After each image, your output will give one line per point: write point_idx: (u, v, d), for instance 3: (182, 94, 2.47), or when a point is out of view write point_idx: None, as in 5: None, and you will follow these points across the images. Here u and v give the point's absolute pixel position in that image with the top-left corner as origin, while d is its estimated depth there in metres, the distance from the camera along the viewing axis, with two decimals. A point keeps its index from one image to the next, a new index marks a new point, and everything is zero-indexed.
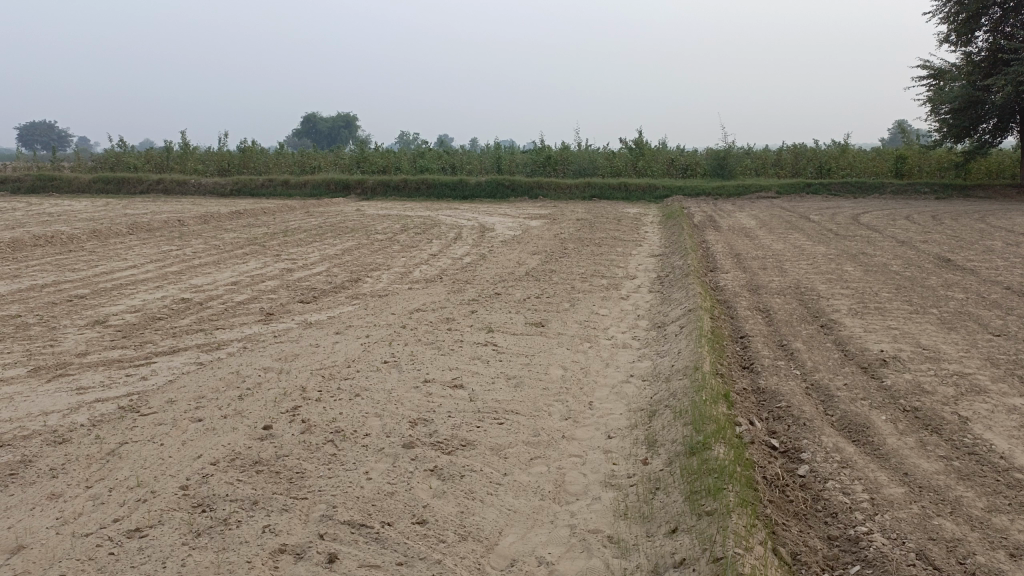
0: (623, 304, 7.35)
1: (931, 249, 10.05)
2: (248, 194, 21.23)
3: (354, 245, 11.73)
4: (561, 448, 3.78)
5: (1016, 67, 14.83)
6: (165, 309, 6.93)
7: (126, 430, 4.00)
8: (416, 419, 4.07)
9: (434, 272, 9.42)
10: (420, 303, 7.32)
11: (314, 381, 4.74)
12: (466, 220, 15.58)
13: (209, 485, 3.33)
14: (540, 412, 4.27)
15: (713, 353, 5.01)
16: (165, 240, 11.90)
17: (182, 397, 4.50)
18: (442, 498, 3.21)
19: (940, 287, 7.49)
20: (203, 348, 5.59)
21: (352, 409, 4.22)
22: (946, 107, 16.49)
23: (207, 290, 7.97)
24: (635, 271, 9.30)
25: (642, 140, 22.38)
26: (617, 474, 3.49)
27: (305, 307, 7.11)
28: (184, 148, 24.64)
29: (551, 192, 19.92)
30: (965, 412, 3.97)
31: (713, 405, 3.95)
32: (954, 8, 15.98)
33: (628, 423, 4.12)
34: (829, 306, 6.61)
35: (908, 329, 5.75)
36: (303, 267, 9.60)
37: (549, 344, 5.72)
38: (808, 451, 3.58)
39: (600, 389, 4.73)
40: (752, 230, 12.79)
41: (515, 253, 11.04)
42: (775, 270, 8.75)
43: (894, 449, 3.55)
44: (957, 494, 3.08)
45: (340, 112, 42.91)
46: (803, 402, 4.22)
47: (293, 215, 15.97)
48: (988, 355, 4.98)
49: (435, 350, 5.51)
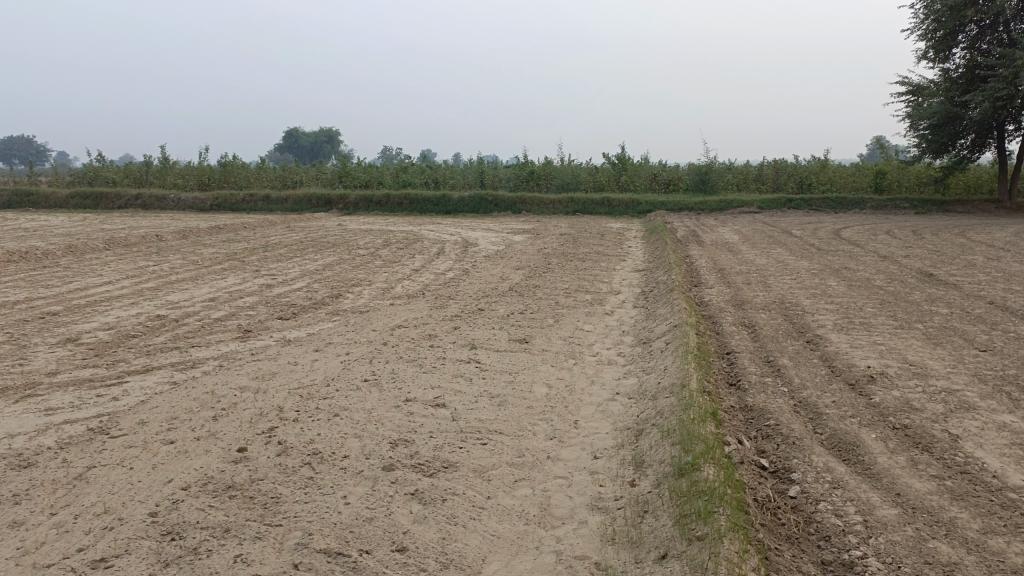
0: (608, 320, 7.27)
1: (913, 264, 10.08)
2: (228, 209, 21.03)
3: (335, 260, 11.60)
4: (546, 470, 3.67)
5: (993, 83, 15.03)
6: (139, 327, 6.77)
7: (94, 453, 3.85)
8: (396, 440, 3.95)
9: (417, 287, 9.32)
10: (402, 320, 7.20)
11: (292, 401, 4.61)
12: (449, 235, 15.49)
13: (179, 512, 3.19)
14: (525, 432, 4.16)
15: (699, 370, 4.93)
16: (142, 256, 11.70)
17: (154, 418, 4.35)
18: (423, 523, 3.09)
19: (924, 301, 7.48)
20: (178, 367, 5.44)
21: (331, 430, 4.10)
22: (925, 123, 16.64)
23: (183, 306, 7.81)
24: (619, 286, 9.24)
25: (624, 156, 22.46)
26: (604, 496, 3.39)
27: (284, 324, 6.97)
28: (164, 163, 24.40)
29: (533, 208, 19.88)
30: (956, 429, 3.91)
31: (701, 424, 3.86)
32: (931, 26, 16.11)
33: (615, 443, 4.03)
34: (814, 321, 6.58)
35: (894, 345, 5.72)
36: (282, 283, 9.45)
37: (533, 361, 5.63)
38: (798, 471, 3.50)
39: (585, 407, 4.63)
40: (734, 245, 12.79)
41: (498, 268, 10.95)
42: (759, 285, 8.73)
43: (886, 468, 3.48)
44: (951, 515, 3.01)
45: (322, 127, 42.79)
46: (791, 420, 4.15)
47: (273, 230, 15.82)
48: (975, 371, 4.95)
49: (417, 367, 5.39)
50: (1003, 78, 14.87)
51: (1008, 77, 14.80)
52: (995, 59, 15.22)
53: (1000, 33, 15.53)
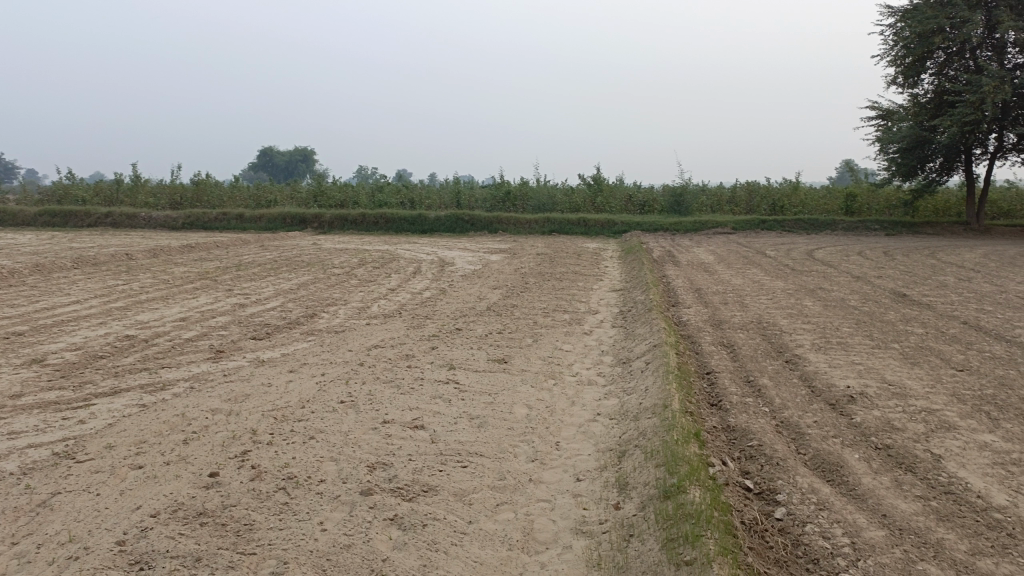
0: (587, 340, 7.23)
1: (886, 285, 10.20)
2: (200, 228, 20.79)
3: (310, 279, 11.45)
4: (528, 493, 3.60)
5: (961, 108, 15.33)
6: (108, 347, 6.59)
7: (59, 479, 3.71)
8: (374, 463, 3.85)
9: (393, 306, 9.22)
10: (379, 340, 7.10)
11: (266, 423, 4.48)
12: (425, 254, 15.42)
13: (148, 540, 3.06)
14: (505, 454, 4.08)
15: (681, 390, 4.89)
16: (112, 275, 11.47)
17: (123, 442, 4.20)
18: (402, 550, 3.00)
19: (899, 321, 7.54)
20: (148, 389, 5.28)
21: (307, 453, 3.99)
22: (895, 146, 16.94)
23: (153, 326, 7.64)
24: (597, 306, 9.22)
25: (600, 177, 22.60)
26: (588, 520, 3.32)
27: (258, 344, 6.83)
28: (135, 181, 24.08)
29: (510, 227, 19.89)
30: (938, 449, 3.90)
31: (684, 445, 3.81)
32: (900, 52, 16.41)
33: (597, 464, 3.96)
34: (792, 341, 6.59)
35: (872, 364, 5.73)
36: (256, 302, 9.30)
37: (512, 382, 5.55)
38: (783, 492, 3.46)
39: (566, 429, 4.56)
40: (710, 265, 12.84)
41: (476, 288, 10.90)
42: (736, 305, 8.76)
43: (870, 489, 3.45)
44: (938, 536, 2.98)
45: (296, 147, 42.56)
46: (774, 441, 4.11)
47: (247, 249, 15.64)
48: (954, 391, 4.96)
49: (394, 389, 5.30)
50: (971, 103, 15.18)
51: (975, 102, 15.11)
52: (962, 85, 15.55)
53: (966, 59, 15.88)
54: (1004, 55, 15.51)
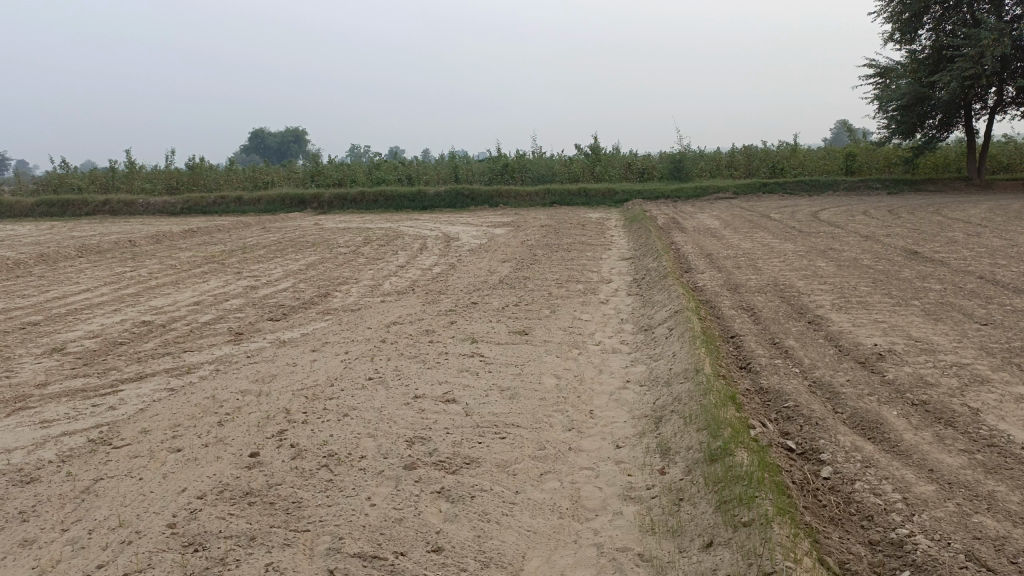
0: (604, 309, 7.21)
1: (896, 243, 10.16)
2: (199, 212, 20.68)
3: (318, 259, 11.39)
4: (570, 461, 3.59)
5: (960, 62, 15.18)
6: (126, 334, 6.57)
7: (100, 465, 3.70)
8: (412, 438, 3.84)
9: (405, 283, 9.19)
10: (396, 316, 7.08)
11: (298, 403, 4.47)
12: (429, 230, 15.37)
13: (199, 522, 3.06)
14: (542, 424, 4.08)
15: (710, 354, 4.88)
16: (118, 262, 11.40)
17: (157, 426, 4.20)
18: (455, 522, 3.00)
19: (915, 279, 7.52)
20: (173, 373, 5.27)
21: (343, 430, 3.98)
22: (894, 104, 16.82)
23: (168, 311, 7.60)
24: (609, 275, 9.19)
25: (597, 146, 22.48)
26: (635, 486, 3.32)
27: (276, 326, 6.80)
28: (130, 168, 23.93)
29: (511, 201, 19.79)
30: (975, 403, 3.89)
31: (724, 408, 3.81)
32: (897, 8, 16.22)
33: (636, 431, 3.97)
34: (812, 302, 6.57)
35: (896, 322, 5.72)
36: (266, 284, 9.25)
37: (537, 353, 5.54)
38: (828, 451, 3.46)
39: (598, 397, 4.56)
40: (717, 230, 12.79)
41: (485, 261, 10.85)
42: (750, 268, 8.72)
43: (913, 445, 3.45)
44: (989, 488, 2.98)
45: (288, 127, 42.25)
46: (811, 400, 4.11)
47: (249, 232, 15.56)
48: (981, 345, 4.95)
49: (420, 364, 5.29)
50: (971, 57, 15.03)
51: (975, 56, 14.95)
52: (961, 39, 15.39)
53: (964, 12, 15.70)
54: (1002, 7, 15.34)
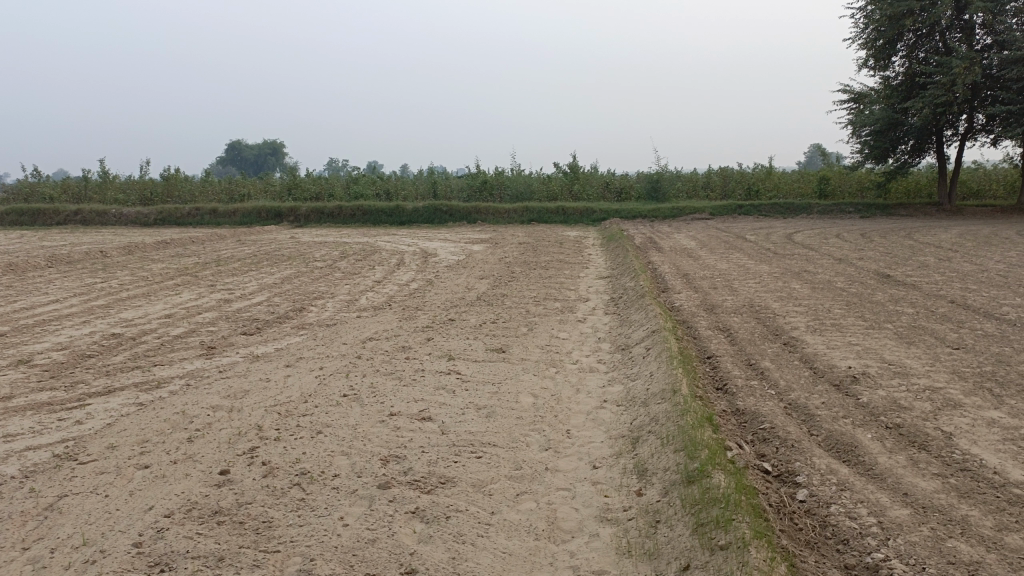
0: (582, 327, 7.20)
1: (869, 266, 10.30)
2: (174, 223, 20.43)
3: (293, 273, 11.29)
4: (546, 481, 3.56)
5: (932, 90, 15.48)
6: (95, 346, 6.43)
7: (64, 482, 3.60)
8: (387, 457, 3.79)
9: (382, 298, 9.13)
10: (372, 332, 7.01)
11: (270, 419, 4.39)
12: (406, 245, 15.30)
13: (166, 541, 2.98)
14: (518, 443, 4.04)
15: (687, 375, 4.88)
16: (89, 273, 11.21)
17: (125, 442, 4.10)
18: (429, 543, 2.95)
19: (888, 302, 7.61)
20: (143, 388, 5.16)
21: (316, 448, 3.91)
22: (868, 130, 17.10)
23: (139, 324, 7.47)
24: (587, 293, 9.20)
25: (576, 165, 22.59)
26: (612, 508, 3.30)
27: (250, 340, 6.70)
28: (104, 177, 23.62)
29: (489, 217, 19.80)
30: (948, 427, 3.93)
31: (701, 430, 3.80)
32: (871, 35, 16.52)
33: (612, 452, 3.94)
34: (787, 324, 6.62)
35: (869, 345, 5.77)
36: (241, 297, 9.14)
37: (514, 371, 5.50)
38: (803, 474, 3.46)
39: (575, 416, 4.54)
40: (694, 251, 12.85)
41: (462, 278, 10.82)
42: (726, 289, 8.78)
43: (888, 468, 3.46)
44: (963, 513, 3.00)
45: (266, 140, 42.02)
46: (786, 422, 4.12)
47: (224, 244, 15.39)
48: (953, 369, 5.01)
49: (396, 381, 5.23)
50: (942, 85, 15.33)
51: (946, 84, 15.26)
52: (933, 67, 15.71)
53: (936, 41, 16.04)
54: (973, 37, 15.69)
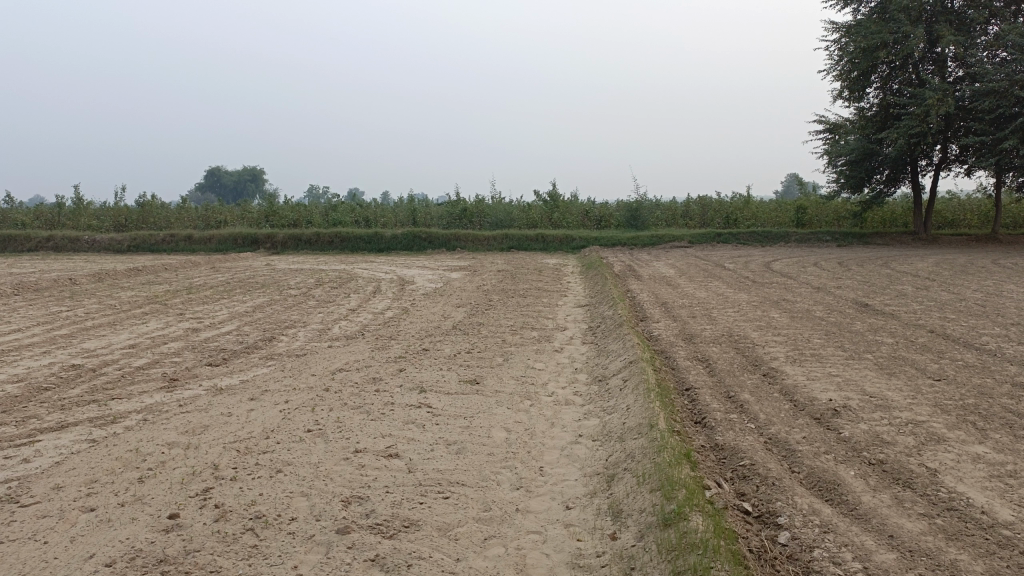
0: (559, 357, 7.04)
1: (848, 295, 10.25)
2: (148, 250, 20.10)
3: (266, 301, 11.06)
4: (516, 524, 3.38)
5: (907, 121, 15.61)
6: (53, 378, 6.17)
7: (2, 527, 3.37)
8: (349, 498, 3.59)
9: (355, 327, 8.94)
10: (343, 363, 6.81)
11: (227, 457, 4.17)
12: (384, 273, 15.11)
13: None
14: (488, 482, 3.86)
15: (664, 409, 4.73)
16: (55, 301, 10.92)
17: (72, 482, 3.87)
18: None
19: (868, 331, 7.53)
20: (97, 423, 4.91)
21: (274, 489, 3.70)
22: (843, 159, 17.20)
23: (101, 354, 7.21)
24: (565, 322, 9.06)
25: (555, 193, 22.59)
26: (584, 553, 3.12)
27: (214, 371, 6.47)
28: (78, 204, 23.30)
29: (468, 245, 19.67)
30: (932, 463, 3.79)
31: (678, 467, 3.65)
32: (846, 66, 16.70)
33: (587, 491, 3.77)
34: (766, 354, 6.51)
35: (850, 376, 5.66)
36: (209, 326, 8.89)
37: (486, 405, 5.31)
38: (785, 514, 3.31)
39: (549, 452, 4.36)
40: (672, 279, 12.78)
41: (439, 306, 10.66)
42: (704, 318, 8.68)
43: (872, 508, 3.31)
44: (951, 557, 2.85)
45: (245, 167, 41.80)
46: (767, 458, 3.97)
47: (197, 271, 15.14)
48: (936, 401, 4.91)
49: (364, 415, 5.02)
50: (917, 116, 15.49)
51: (920, 114, 15.41)
52: (907, 98, 15.88)
53: (910, 73, 16.26)
54: (945, 69, 15.96)
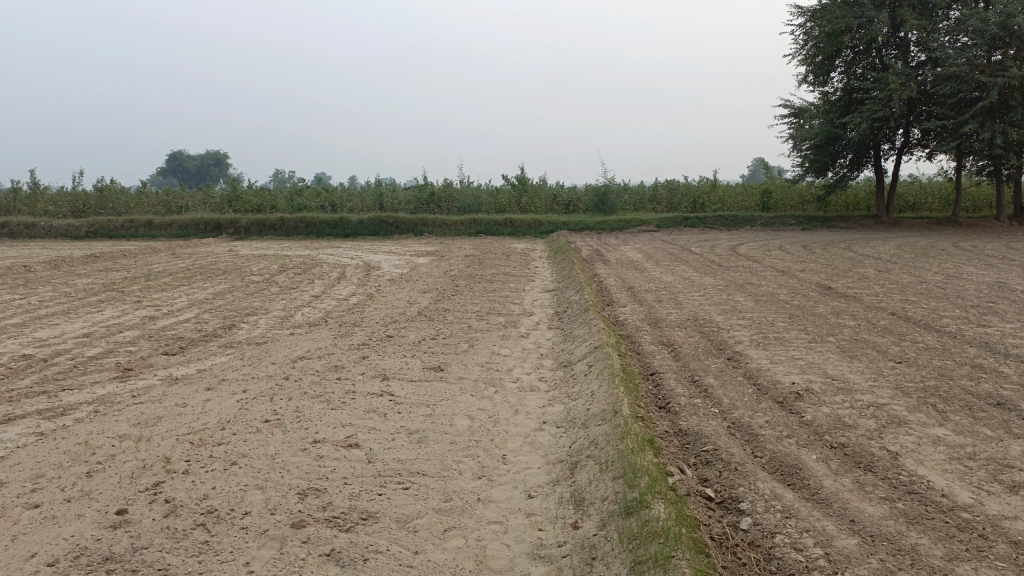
0: (524, 343, 6.98)
1: (811, 278, 10.32)
2: (106, 236, 19.61)
3: (227, 288, 10.83)
4: (477, 514, 3.32)
5: (870, 105, 15.74)
6: (1, 369, 5.96)
7: None
8: (306, 490, 3.49)
9: (319, 314, 8.79)
10: (304, 350, 6.68)
11: (180, 450, 4.04)
12: (350, 258, 14.91)
13: None
14: (449, 472, 3.79)
15: (629, 394, 4.69)
16: (7, 289, 10.59)
17: (16, 477, 3.72)
18: None
19: (831, 314, 7.58)
20: (46, 416, 4.74)
21: (228, 482, 3.59)
22: (808, 143, 17.34)
23: (53, 344, 6.98)
24: (531, 308, 8.99)
25: (524, 177, 22.48)
26: (545, 543, 3.07)
27: (171, 360, 6.30)
28: (34, 189, 22.66)
29: (436, 229, 19.50)
30: (893, 446, 3.80)
31: (641, 454, 3.61)
32: (811, 51, 16.81)
33: (550, 479, 3.72)
34: (731, 337, 6.51)
35: (813, 359, 5.68)
36: (168, 314, 8.66)
37: (450, 392, 5.23)
38: (747, 500, 3.29)
39: (512, 440, 4.30)
40: (639, 263, 12.78)
41: (404, 292, 10.53)
42: (670, 302, 8.67)
43: (834, 492, 3.31)
44: (912, 541, 2.84)
45: (209, 150, 41.07)
46: (729, 444, 3.95)
47: (157, 257, 14.79)
48: (897, 384, 4.93)
49: (324, 404, 4.91)
50: (879, 101, 15.63)
51: (884, 99, 15.55)
52: (870, 83, 16.01)
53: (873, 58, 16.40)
54: (908, 54, 16.13)
